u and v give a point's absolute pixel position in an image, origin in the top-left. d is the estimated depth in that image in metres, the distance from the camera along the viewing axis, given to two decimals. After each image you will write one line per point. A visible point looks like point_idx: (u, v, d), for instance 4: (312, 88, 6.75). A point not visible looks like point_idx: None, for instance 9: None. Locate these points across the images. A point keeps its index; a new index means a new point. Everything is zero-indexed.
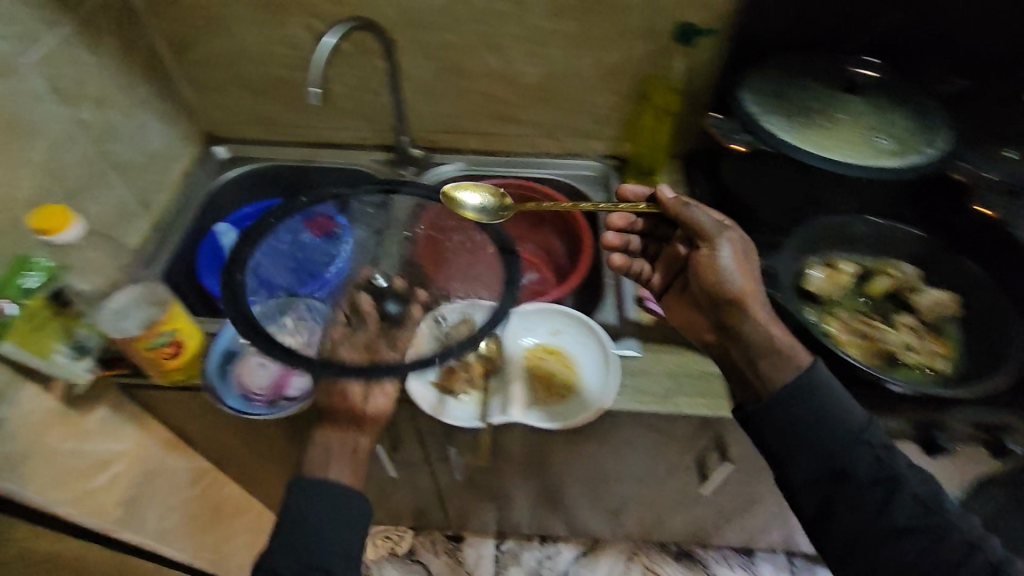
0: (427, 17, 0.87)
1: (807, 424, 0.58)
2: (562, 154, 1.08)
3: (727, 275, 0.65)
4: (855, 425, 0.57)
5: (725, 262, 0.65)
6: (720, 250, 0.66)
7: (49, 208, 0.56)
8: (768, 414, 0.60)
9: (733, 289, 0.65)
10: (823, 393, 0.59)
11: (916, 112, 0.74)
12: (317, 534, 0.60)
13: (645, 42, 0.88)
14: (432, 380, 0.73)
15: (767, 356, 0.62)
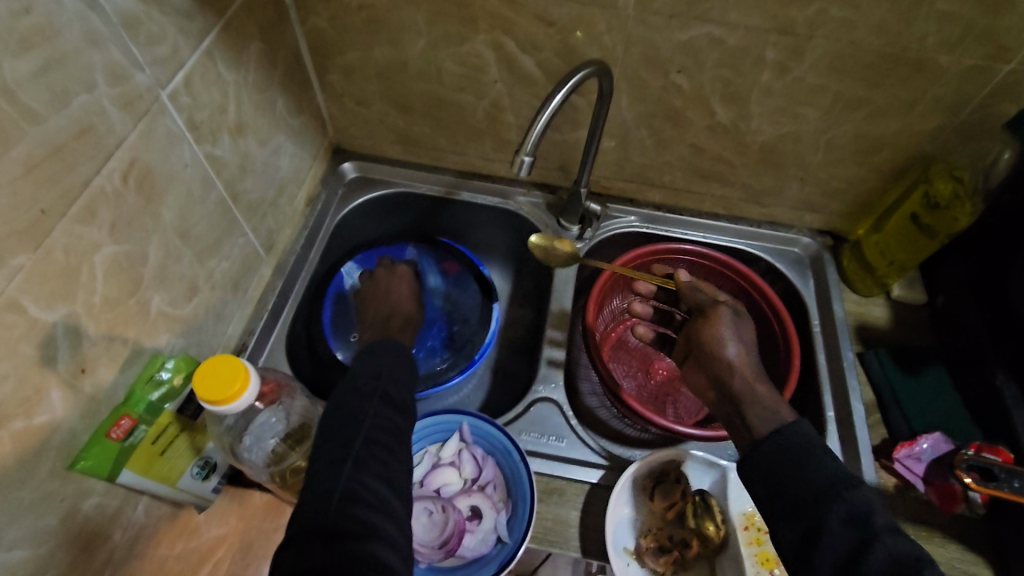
0: (660, 52, 0.66)
1: (788, 462, 0.50)
2: (762, 223, 0.87)
3: (716, 337, 0.62)
4: (833, 474, 0.48)
5: (712, 318, 0.64)
6: (714, 313, 0.65)
7: (211, 376, 0.43)
8: (750, 456, 0.53)
9: (724, 355, 0.61)
10: (812, 442, 0.51)
11: None
12: (372, 383, 0.52)
13: (940, 118, 0.66)
14: (629, 547, 0.59)
15: (753, 406, 0.56)
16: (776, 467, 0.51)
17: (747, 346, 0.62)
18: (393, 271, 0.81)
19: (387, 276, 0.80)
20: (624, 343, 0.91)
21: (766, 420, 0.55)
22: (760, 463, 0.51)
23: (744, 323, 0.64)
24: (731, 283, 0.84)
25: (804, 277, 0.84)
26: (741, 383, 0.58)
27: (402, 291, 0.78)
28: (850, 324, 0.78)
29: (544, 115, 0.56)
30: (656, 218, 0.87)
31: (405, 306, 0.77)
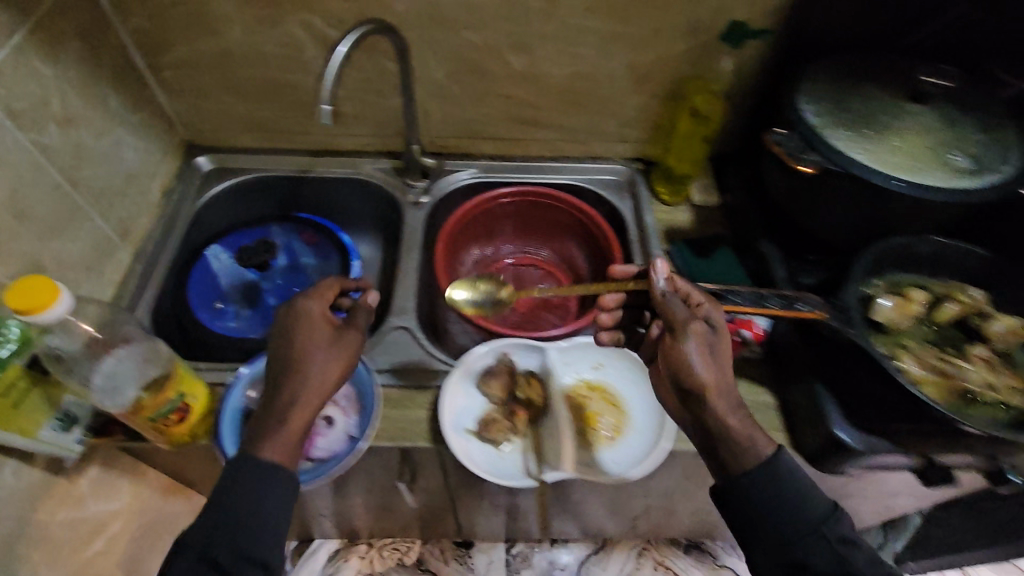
0: (445, 13, 0.77)
1: (767, 505, 0.53)
2: (584, 159, 1.00)
3: (689, 366, 0.56)
4: (814, 514, 0.53)
5: (688, 350, 0.57)
6: (686, 336, 0.58)
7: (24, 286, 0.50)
8: (733, 497, 0.54)
9: (697, 389, 0.56)
10: (790, 480, 0.54)
11: (987, 124, 0.69)
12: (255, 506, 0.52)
13: (685, 42, 0.80)
14: (471, 428, 0.68)
15: (729, 445, 0.55)
16: (757, 507, 0.54)
17: (721, 367, 0.57)
18: (301, 317, 0.60)
19: (295, 328, 0.59)
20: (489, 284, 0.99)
21: (743, 458, 0.55)
22: (743, 506, 0.54)
23: (720, 344, 0.58)
24: (567, 212, 0.96)
25: (623, 199, 0.97)
26: (716, 422, 0.55)
27: (312, 342, 0.58)
28: (660, 229, 0.92)
29: (331, 68, 0.64)
30: (492, 168, 0.99)
31: (311, 377, 0.57)
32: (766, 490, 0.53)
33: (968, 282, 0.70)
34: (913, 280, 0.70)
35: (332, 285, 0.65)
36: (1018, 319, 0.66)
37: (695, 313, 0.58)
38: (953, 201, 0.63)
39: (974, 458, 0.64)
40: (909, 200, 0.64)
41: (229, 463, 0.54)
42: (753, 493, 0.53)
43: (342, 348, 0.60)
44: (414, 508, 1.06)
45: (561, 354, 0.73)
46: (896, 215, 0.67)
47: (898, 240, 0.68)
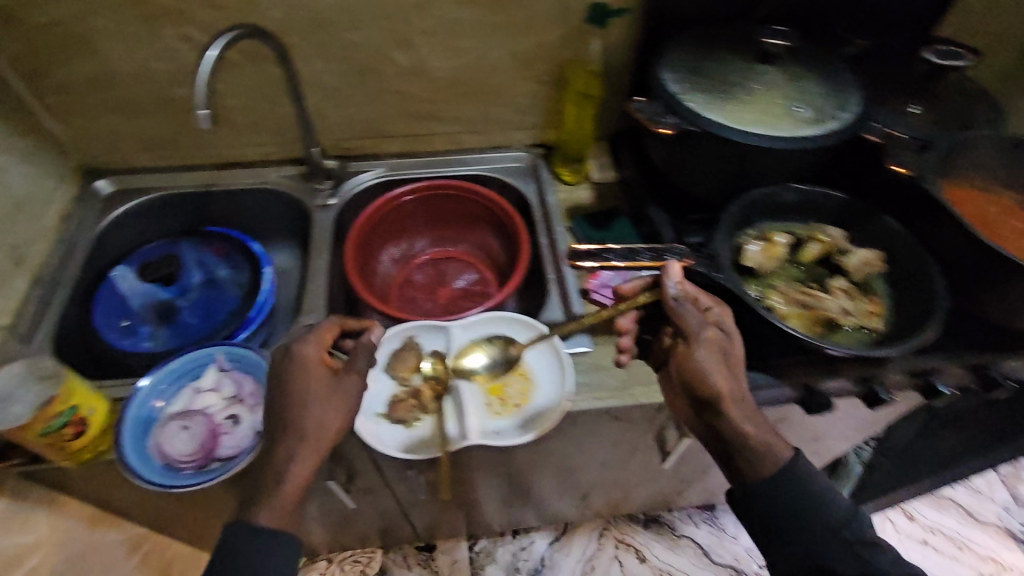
0: (322, 16, 0.80)
1: (786, 514, 0.59)
2: (487, 149, 1.04)
3: (699, 374, 0.62)
4: (834, 520, 0.59)
5: (699, 358, 0.62)
6: (697, 345, 0.63)
7: None
8: (753, 505, 0.61)
9: (709, 396, 0.62)
10: (807, 492, 0.60)
11: (825, 78, 0.76)
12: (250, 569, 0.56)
13: (558, 27, 0.85)
14: (381, 411, 0.70)
15: (747, 454, 0.61)
16: (773, 516, 0.60)
17: (731, 370, 0.63)
18: (295, 364, 0.63)
19: (296, 377, 0.62)
20: (410, 278, 1.02)
21: (761, 463, 0.61)
22: (763, 515, 0.60)
23: (731, 348, 0.64)
24: (476, 201, 0.99)
25: (527, 183, 1.02)
26: (730, 428, 0.61)
27: (309, 389, 0.61)
28: (562, 208, 0.97)
29: (203, 73, 0.66)
30: (398, 166, 1.01)
31: (323, 427, 0.61)
32: (781, 499, 0.59)
33: (829, 222, 0.76)
34: (786, 227, 0.76)
35: (331, 328, 0.67)
36: (874, 250, 0.72)
37: (707, 323, 0.63)
38: (798, 148, 0.69)
39: (849, 381, 0.69)
40: (760, 151, 0.70)
41: (230, 530, 0.57)
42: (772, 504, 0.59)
43: (340, 394, 0.63)
44: (363, 510, 1.08)
45: (465, 330, 0.76)
46: (754, 167, 0.73)
47: (762, 190, 0.75)
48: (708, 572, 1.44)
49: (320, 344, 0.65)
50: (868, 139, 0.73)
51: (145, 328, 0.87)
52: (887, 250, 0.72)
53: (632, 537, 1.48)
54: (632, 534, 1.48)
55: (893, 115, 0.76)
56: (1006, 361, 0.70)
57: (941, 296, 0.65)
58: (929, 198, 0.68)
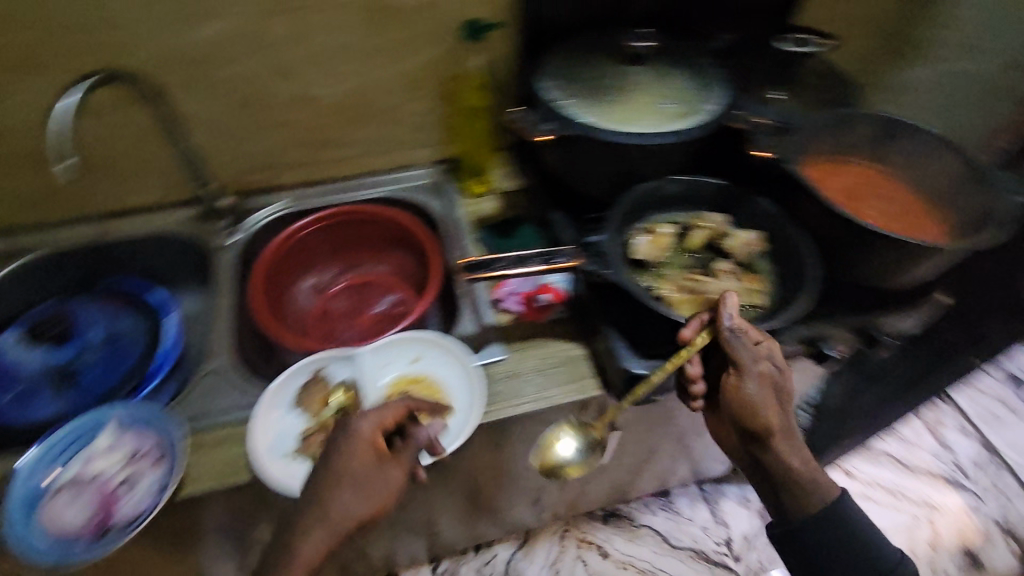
0: (194, 52, 0.79)
1: (825, 553, 0.67)
2: (390, 170, 1.04)
3: (750, 409, 0.66)
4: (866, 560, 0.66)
5: (749, 394, 0.65)
6: (748, 379, 0.65)
7: None
8: (795, 539, 0.68)
9: (758, 430, 0.66)
10: (845, 536, 0.67)
11: (693, 73, 0.80)
12: None
13: (439, 44, 0.87)
14: (291, 450, 0.68)
15: (795, 488, 0.68)
16: (813, 552, 0.67)
17: (779, 401, 0.67)
18: (342, 439, 0.62)
19: (342, 455, 0.61)
20: (329, 307, 1.00)
21: (802, 493, 0.68)
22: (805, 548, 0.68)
23: (784, 383, 0.66)
24: (385, 222, 0.99)
25: (434, 200, 1.02)
26: (778, 462, 0.67)
27: (354, 475, 0.60)
28: (469, 221, 0.98)
29: (59, 118, 0.63)
30: (301, 196, 1.00)
31: (354, 512, 0.59)
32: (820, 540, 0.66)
33: (713, 209, 0.80)
34: (671, 218, 0.80)
35: (398, 408, 0.65)
36: (755, 230, 0.76)
37: (760, 360, 0.64)
38: (670, 142, 0.73)
39: None
40: (635, 147, 0.74)
41: None
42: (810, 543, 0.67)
43: (386, 472, 0.62)
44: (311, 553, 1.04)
45: (374, 355, 0.75)
46: (635, 164, 0.77)
47: (646, 187, 0.78)
48: (670, 557, 1.48)
49: (378, 426, 0.63)
50: (736, 127, 0.77)
51: (45, 395, 0.83)
52: (768, 229, 0.76)
53: (593, 535, 1.49)
54: (593, 531, 1.50)
55: (759, 103, 0.80)
56: (885, 319, 0.77)
57: (813, 271, 0.70)
58: (794, 180, 0.72)
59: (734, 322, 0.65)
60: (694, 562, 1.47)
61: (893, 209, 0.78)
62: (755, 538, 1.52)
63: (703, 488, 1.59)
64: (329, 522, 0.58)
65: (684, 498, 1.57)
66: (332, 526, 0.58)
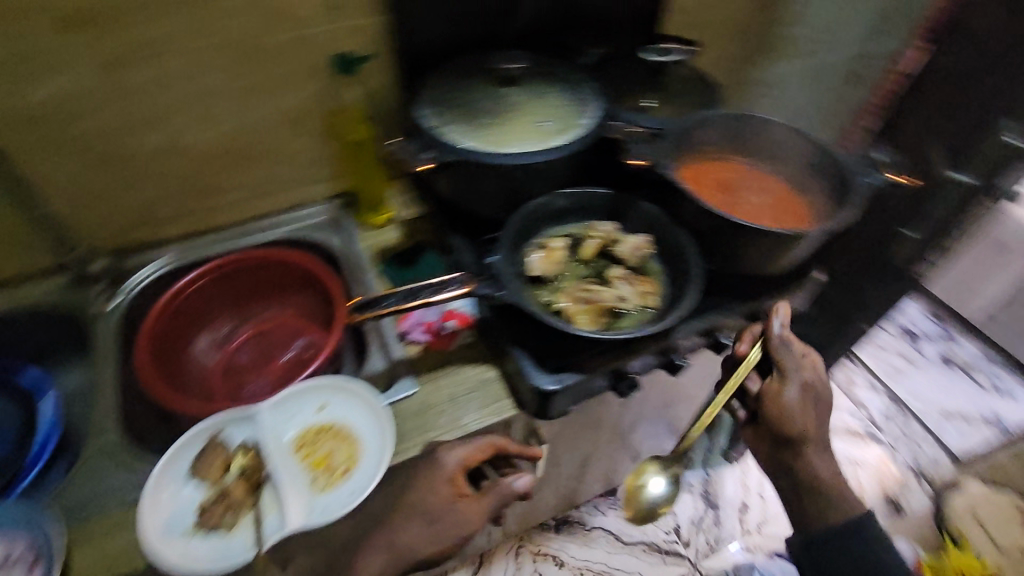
0: (39, 112, 0.73)
1: (838, 557, 0.83)
2: (283, 211, 1.00)
3: (788, 414, 0.77)
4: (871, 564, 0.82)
5: (788, 399, 0.77)
6: (788, 386, 0.78)
7: None
8: (811, 555, 0.84)
9: (794, 431, 0.78)
10: (856, 551, 0.82)
11: (568, 90, 0.82)
12: None
13: (314, 80, 0.85)
14: (190, 526, 0.64)
15: (820, 496, 0.82)
16: (829, 562, 0.83)
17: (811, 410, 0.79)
18: (434, 474, 0.66)
19: (421, 485, 0.65)
20: (233, 360, 0.94)
21: (823, 504, 0.82)
22: (818, 558, 0.84)
23: (819, 393, 0.79)
24: (284, 263, 0.95)
25: (333, 236, 0.99)
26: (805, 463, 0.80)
27: (436, 511, 0.64)
28: (371, 253, 0.96)
29: None
30: (187, 248, 0.94)
31: (437, 542, 0.64)
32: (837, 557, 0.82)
33: (603, 217, 0.82)
34: (566, 231, 0.81)
35: (488, 444, 0.69)
36: (644, 234, 0.79)
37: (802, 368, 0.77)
38: (552, 158, 0.74)
39: (649, 357, 0.77)
40: (518, 167, 0.74)
41: None
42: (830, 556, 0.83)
43: (473, 508, 0.66)
44: None
45: (275, 410, 0.72)
46: (522, 182, 0.78)
47: (536, 202, 0.78)
48: (623, 554, 1.57)
49: (462, 463, 0.66)
50: (613, 137, 0.80)
51: None
52: (654, 232, 0.79)
53: (548, 545, 1.56)
54: (547, 541, 1.57)
55: (633, 113, 0.84)
56: (769, 302, 0.83)
57: (696, 268, 0.73)
58: (668, 180, 0.75)
59: (788, 335, 0.79)
60: (646, 554, 1.57)
61: (751, 186, 0.84)
62: (700, 520, 1.65)
63: None
64: (420, 546, 0.64)
65: (631, 495, 1.68)
66: (391, 557, 0.64)
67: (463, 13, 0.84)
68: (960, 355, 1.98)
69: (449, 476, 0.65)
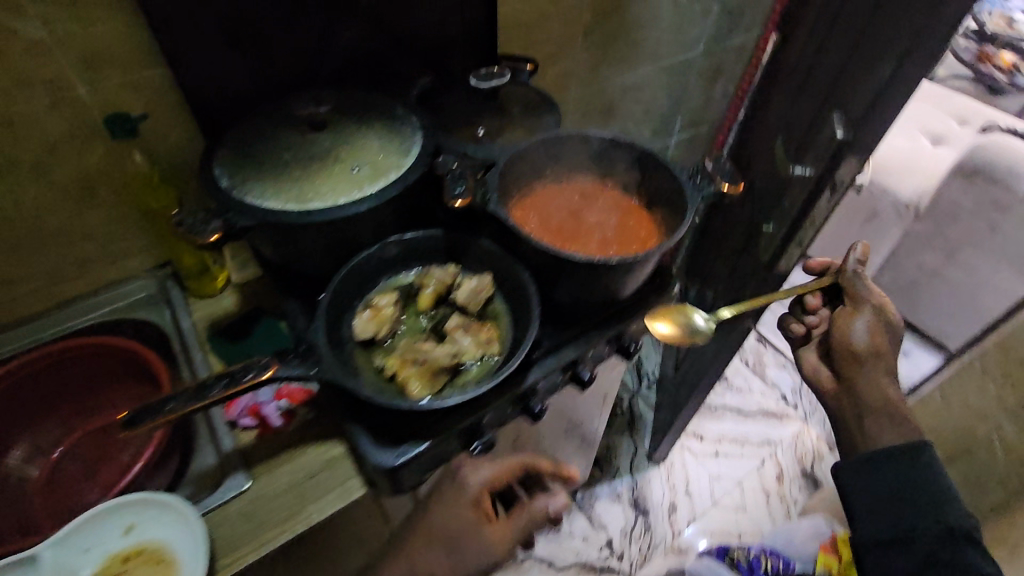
0: None
1: (898, 478, 0.74)
2: (98, 290, 0.88)
3: (855, 332, 0.83)
4: (940, 498, 0.71)
5: (858, 318, 0.83)
6: (858, 309, 0.84)
7: None
8: (862, 476, 0.76)
9: (858, 347, 0.82)
10: (921, 472, 0.73)
11: (385, 127, 0.75)
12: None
13: (92, 145, 0.74)
14: None
15: (880, 416, 0.79)
16: (885, 484, 0.74)
17: (886, 328, 0.83)
18: (460, 492, 0.79)
19: (452, 502, 0.78)
20: (58, 469, 0.83)
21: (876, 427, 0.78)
22: (868, 477, 0.75)
23: (890, 325, 0.83)
24: (107, 351, 0.83)
25: (162, 312, 0.88)
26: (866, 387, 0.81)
27: (468, 543, 0.75)
28: (202, 326, 0.85)
29: None
30: None
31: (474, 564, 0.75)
32: (891, 476, 0.74)
33: (441, 260, 0.76)
34: (400, 282, 0.74)
35: (516, 464, 0.82)
36: (482, 274, 0.74)
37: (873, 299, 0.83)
38: (363, 208, 0.67)
39: (505, 407, 0.71)
40: (326, 224, 0.66)
41: None
42: (882, 473, 0.74)
43: (501, 534, 0.77)
44: None
45: (61, 544, 0.62)
46: (339, 238, 0.70)
47: (363, 255, 0.70)
48: None
49: (485, 486, 0.79)
50: (438, 173, 0.73)
51: None
52: (494, 270, 0.74)
53: None
54: None
55: (461, 145, 0.78)
56: (630, 325, 0.78)
57: (534, 307, 0.68)
58: (499, 213, 0.69)
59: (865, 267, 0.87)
60: None
61: (592, 209, 0.81)
62: (631, 530, 1.63)
63: (576, 498, 1.68)
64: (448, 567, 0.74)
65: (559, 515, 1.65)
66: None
67: (261, 55, 0.76)
68: None
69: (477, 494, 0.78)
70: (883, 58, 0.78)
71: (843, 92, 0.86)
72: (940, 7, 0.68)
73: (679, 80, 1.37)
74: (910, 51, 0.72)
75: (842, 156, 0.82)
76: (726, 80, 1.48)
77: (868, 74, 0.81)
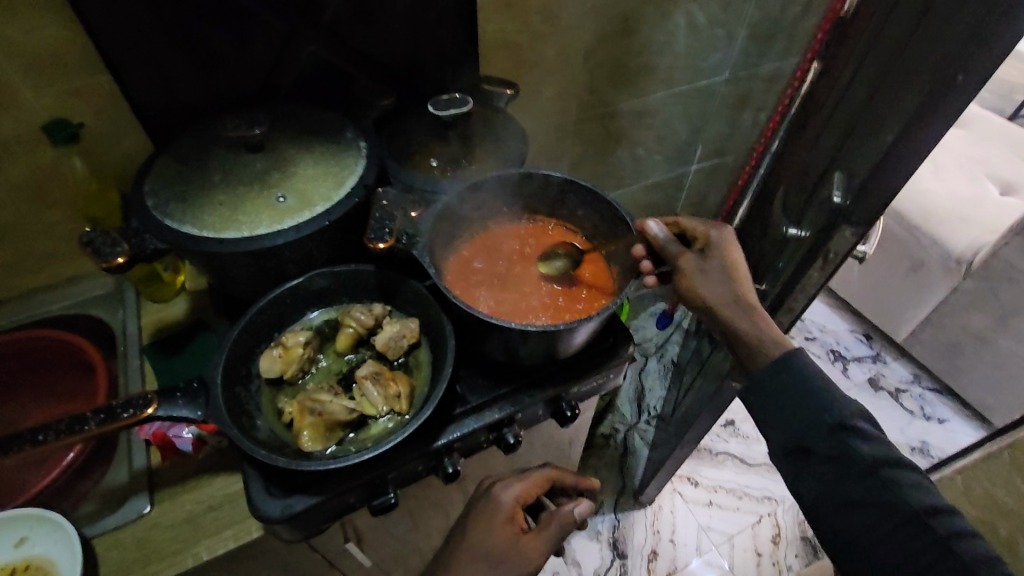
0: None
1: (788, 391, 0.66)
2: (61, 284, 0.89)
3: (696, 292, 0.72)
4: (831, 407, 0.64)
5: (694, 282, 0.72)
6: (684, 269, 0.73)
7: None
8: (755, 393, 0.69)
9: (710, 306, 0.72)
10: (800, 372, 0.66)
11: (327, 154, 0.71)
12: None
13: (46, 148, 0.73)
14: None
15: (759, 346, 0.70)
16: (775, 399, 0.67)
17: (720, 273, 0.72)
18: (492, 508, 0.73)
19: (483, 523, 0.72)
20: None
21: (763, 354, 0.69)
22: (760, 392, 0.68)
23: (719, 264, 0.72)
24: (56, 346, 0.82)
25: (117, 313, 0.87)
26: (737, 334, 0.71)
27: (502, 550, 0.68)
28: (147, 333, 0.85)
29: None
30: None
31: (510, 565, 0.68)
32: (778, 382, 0.66)
33: (373, 297, 0.72)
34: (329, 318, 0.71)
35: (541, 477, 0.79)
36: (409, 318, 0.69)
37: (687, 253, 0.72)
38: (279, 241, 0.63)
39: (417, 464, 0.67)
40: (241, 255, 0.63)
41: None
42: (765, 381, 0.68)
43: (536, 543, 0.71)
44: None
45: None
46: (264, 270, 0.68)
47: (287, 286, 0.67)
48: None
49: (516, 500, 0.74)
50: (370, 199, 0.68)
51: None
52: (423, 316, 0.69)
53: None
54: None
55: (408, 175, 0.74)
56: (575, 388, 0.72)
57: (448, 366, 0.62)
58: (420, 255, 0.64)
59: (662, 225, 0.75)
60: None
61: (546, 255, 0.75)
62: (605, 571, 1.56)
63: None
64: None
65: None
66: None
67: (214, 68, 0.73)
68: (889, 378, 1.87)
69: (507, 506, 0.73)
70: (890, 119, 0.68)
71: (850, 149, 0.76)
72: (955, 73, 0.58)
73: (700, 108, 1.25)
74: (918, 117, 0.62)
75: (835, 225, 0.74)
76: (757, 109, 1.33)
77: (874, 134, 0.71)
